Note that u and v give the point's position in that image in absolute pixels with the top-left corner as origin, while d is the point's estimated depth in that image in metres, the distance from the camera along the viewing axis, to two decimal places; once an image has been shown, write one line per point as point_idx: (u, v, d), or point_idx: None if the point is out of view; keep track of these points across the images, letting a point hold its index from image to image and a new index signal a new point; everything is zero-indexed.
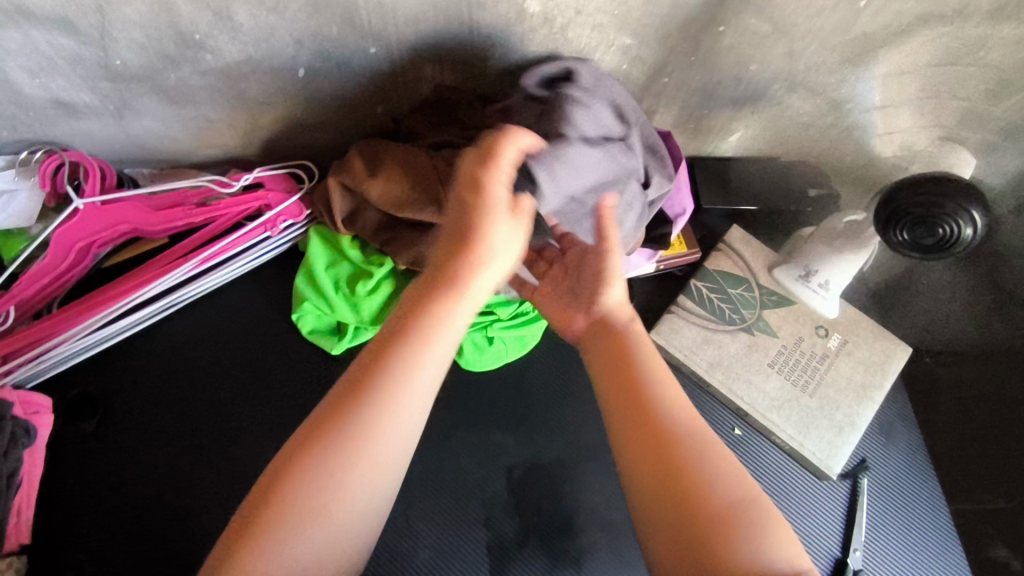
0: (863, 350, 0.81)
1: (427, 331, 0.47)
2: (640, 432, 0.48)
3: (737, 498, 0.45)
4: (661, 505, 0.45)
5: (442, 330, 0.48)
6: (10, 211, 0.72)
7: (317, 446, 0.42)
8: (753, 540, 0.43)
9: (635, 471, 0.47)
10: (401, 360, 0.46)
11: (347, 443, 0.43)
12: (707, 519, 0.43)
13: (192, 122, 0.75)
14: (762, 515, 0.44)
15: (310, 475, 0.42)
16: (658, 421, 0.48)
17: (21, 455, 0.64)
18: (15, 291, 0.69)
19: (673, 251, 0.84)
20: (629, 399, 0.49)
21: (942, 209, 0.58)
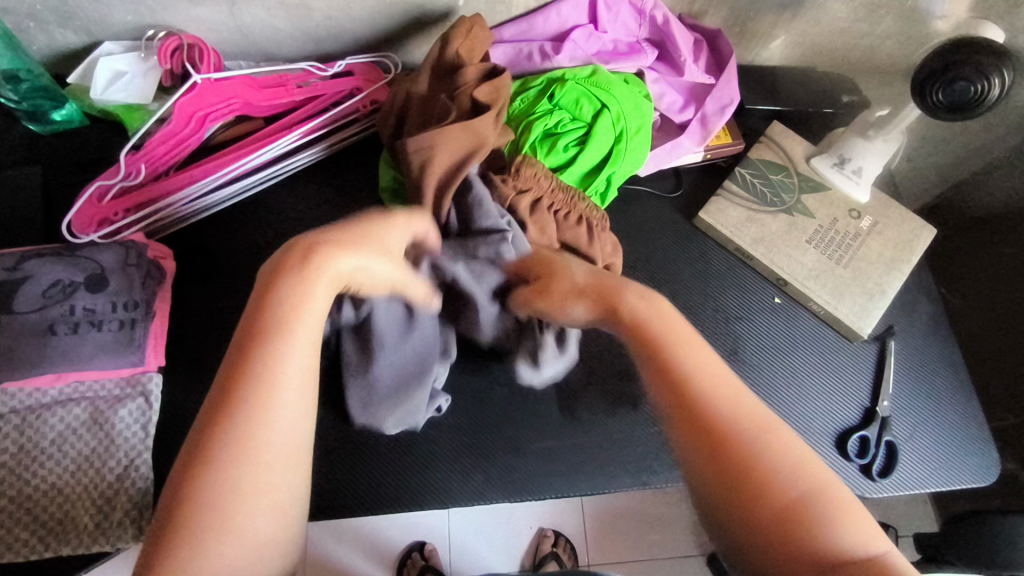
0: (892, 230, 0.89)
1: (293, 288, 0.49)
2: (708, 437, 0.52)
3: (800, 491, 0.50)
4: (728, 495, 0.51)
5: (308, 287, 0.50)
6: (129, 87, 0.82)
7: (233, 384, 0.47)
8: (827, 527, 0.49)
9: (699, 468, 0.52)
10: (278, 326, 0.48)
11: (242, 402, 0.46)
12: (773, 508, 0.49)
13: (291, 11, 0.83)
14: (835, 509, 0.50)
15: (221, 424, 0.46)
16: (715, 425, 0.52)
17: (156, 289, 0.74)
18: (144, 152, 0.78)
19: (719, 142, 0.92)
20: (694, 413, 0.53)
21: (977, 66, 0.66)
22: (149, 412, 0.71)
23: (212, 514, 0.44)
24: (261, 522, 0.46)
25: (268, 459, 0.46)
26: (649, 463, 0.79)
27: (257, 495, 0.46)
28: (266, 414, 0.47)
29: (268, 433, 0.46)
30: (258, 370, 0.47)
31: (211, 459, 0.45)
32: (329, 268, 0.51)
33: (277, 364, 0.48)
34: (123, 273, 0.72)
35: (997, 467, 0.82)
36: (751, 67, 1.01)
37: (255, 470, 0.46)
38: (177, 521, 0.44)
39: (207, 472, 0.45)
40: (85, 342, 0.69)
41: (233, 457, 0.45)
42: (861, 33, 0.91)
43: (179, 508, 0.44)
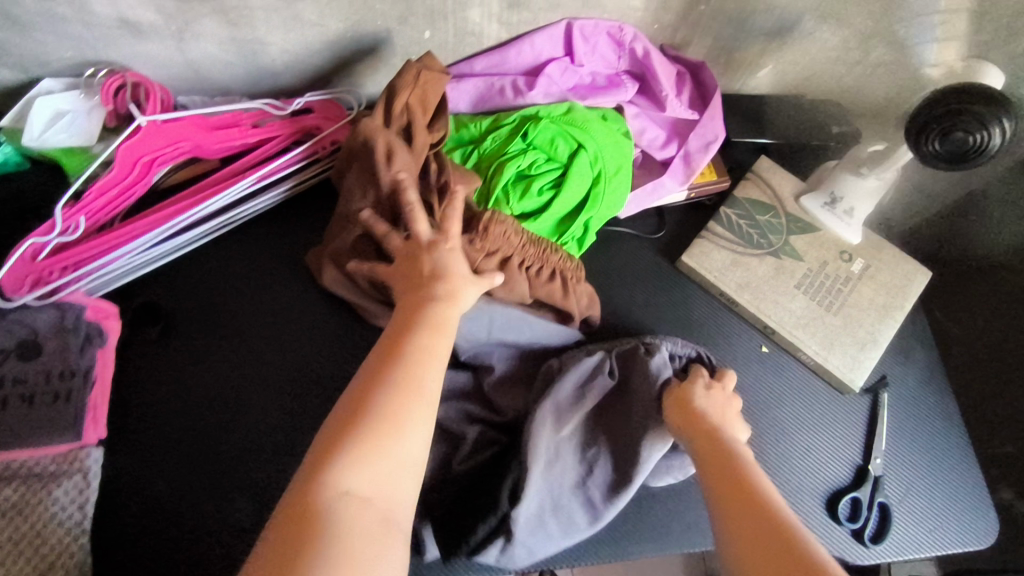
0: (885, 274, 0.84)
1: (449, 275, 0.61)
2: (741, 500, 0.55)
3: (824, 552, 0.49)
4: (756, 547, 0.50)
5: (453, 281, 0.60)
6: (72, 130, 0.75)
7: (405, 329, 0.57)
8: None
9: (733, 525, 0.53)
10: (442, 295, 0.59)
11: (412, 345, 0.56)
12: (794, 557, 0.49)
13: (246, 46, 0.77)
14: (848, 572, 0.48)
15: (398, 358, 0.55)
16: (755, 495, 0.55)
17: (97, 354, 0.68)
18: (85, 202, 0.72)
19: (703, 179, 0.87)
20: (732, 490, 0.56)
21: (974, 116, 0.61)
22: (86, 490, 0.65)
23: (382, 416, 0.51)
24: (414, 442, 0.51)
25: (412, 421, 0.52)
26: (630, 531, 0.74)
27: (414, 413, 0.52)
28: (427, 358, 0.55)
29: (426, 372, 0.55)
30: (421, 322, 0.57)
31: (377, 402, 0.52)
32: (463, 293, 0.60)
33: (437, 320, 0.58)
34: (59, 337, 0.67)
35: (994, 528, 0.79)
36: (737, 96, 0.96)
37: (414, 396, 0.53)
38: (344, 430, 0.50)
39: (382, 387, 0.53)
40: (15, 416, 0.65)
41: (403, 378, 0.53)
42: (852, 64, 0.87)
43: (358, 412, 0.51)
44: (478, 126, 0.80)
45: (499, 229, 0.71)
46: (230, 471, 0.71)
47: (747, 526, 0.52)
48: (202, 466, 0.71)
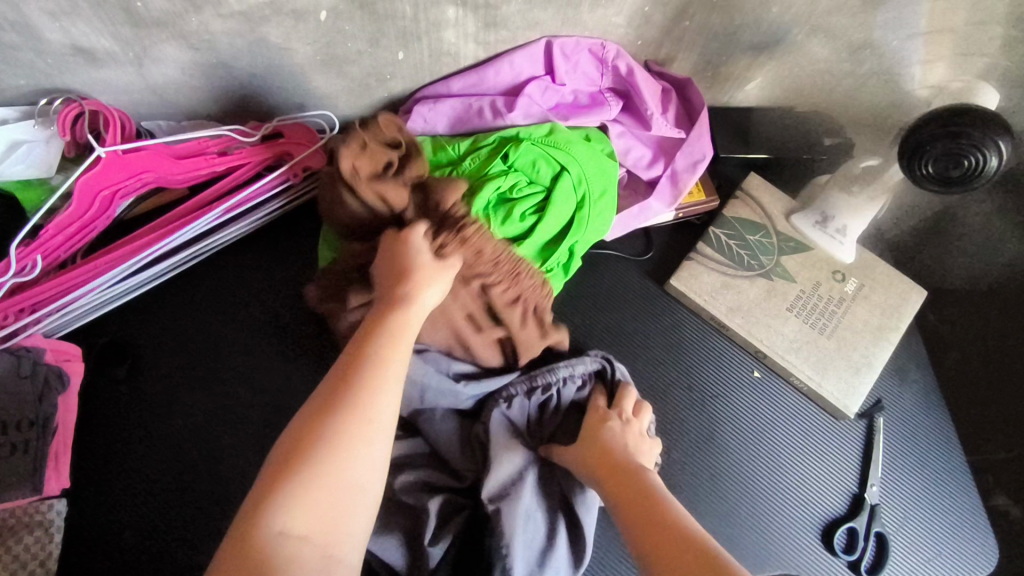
0: (880, 294, 0.82)
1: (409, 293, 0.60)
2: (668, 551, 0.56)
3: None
4: None
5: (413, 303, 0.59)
6: (28, 160, 0.72)
7: (361, 354, 0.56)
8: None
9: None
10: (397, 319, 0.58)
11: (367, 370, 0.55)
12: None
13: (210, 71, 0.73)
14: None
15: (350, 384, 0.54)
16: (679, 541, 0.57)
17: (57, 400, 0.65)
18: (42, 241, 0.68)
19: (691, 199, 0.84)
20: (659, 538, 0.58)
21: (969, 140, 0.59)
22: (49, 544, 0.62)
23: (330, 447, 0.50)
24: (361, 473, 0.51)
25: (360, 448, 0.51)
26: None
27: (363, 445, 0.51)
28: (380, 385, 0.54)
29: (377, 398, 0.53)
30: (377, 347, 0.56)
31: (325, 428, 0.51)
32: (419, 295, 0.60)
33: (392, 346, 0.57)
34: (16, 385, 0.63)
35: (994, 553, 0.77)
36: (726, 109, 0.93)
37: (364, 425, 0.52)
38: (291, 458, 0.50)
39: (331, 415, 0.52)
40: None
41: (353, 405, 0.52)
42: (843, 77, 0.84)
43: (304, 441, 0.51)
44: (455, 149, 0.76)
45: (478, 241, 0.64)
46: (202, 517, 0.68)
47: None
48: (172, 514, 0.68)
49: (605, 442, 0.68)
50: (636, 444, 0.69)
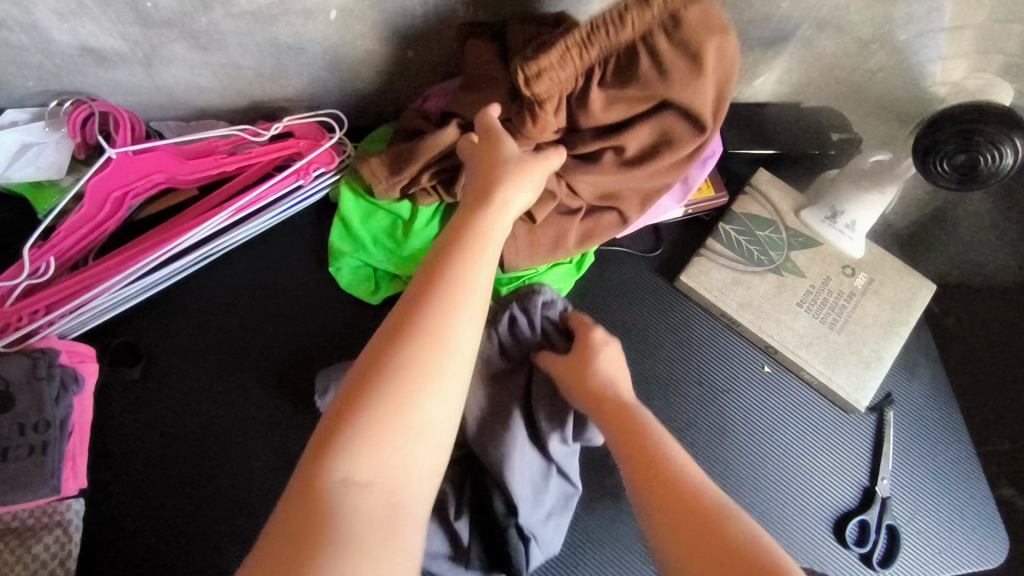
0: (890, 288, 0.82)
1: (483, 222, 0.57)
2: (682, 513, 0.54)
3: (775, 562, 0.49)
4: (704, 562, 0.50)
5: (484, 245, 0.56)
6: (38, 163, 0.71)
7: (436, 277, 0.53)
8: None
9: (675, 538, 0.53)
10: (471, 245, 0.55)
11: (443, 297, 0.52)
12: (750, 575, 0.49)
13: (219, 70, 0.73)
14: None
15: (427, 307, 0.51)
16: (696, 507, 0.54)
17: (73, 398, 0.65)
18: (54, 242, 0.69)
19: (701, 195, 0.84)
20: (668, 496, 0.56)
21: (983, 136, 0.59)
22: (69, 544, 0.63)
23: (401, 376, 0.49)
24: (431, 407, 0.49)
25: (432, 379, 0.49)
26: (633, 564, 0.72)
27: (435, 377, 0.49)
28: (453, 319, 0.51)
29: (451, 328, 0.51)
30: (454, 277, 0.53)
31: (396, 354, 0.49)
32: (497, 213, 0.58)
33: (467, 274, 0.54)
34: (30, 388, 0.63)
35: (1004, 545, 0.77)
36: (734, 105, 0.93)
37: (437, 355, 0.50)
38: (361, 387, 0.48)
39: (404, 340, 0.50)
40: None
41: (426, 333, 0.50)
42: (851, 72, 0.84)
43: (376, 366, 0.49)
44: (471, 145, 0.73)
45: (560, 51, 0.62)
46: (219, 516, 0.68)
47: (697, 549, 0.51)
48: (187, 513, 0.68)
49: (588, 381, 0.67)
50: (608, 374, 0.68)
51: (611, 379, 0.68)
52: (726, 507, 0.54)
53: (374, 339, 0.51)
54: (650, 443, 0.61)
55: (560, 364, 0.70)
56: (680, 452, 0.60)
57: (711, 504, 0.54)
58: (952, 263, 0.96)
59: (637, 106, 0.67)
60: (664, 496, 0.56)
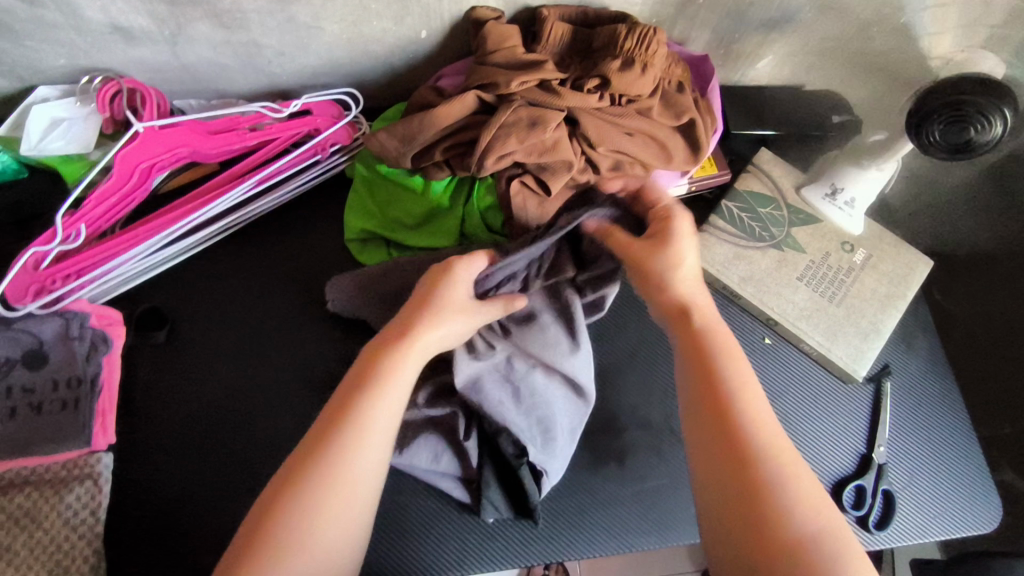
0: (888, 264, 0.85)
1: (394, 355, 0.56)
2: (727, 450, 0.53)
3: (810, 529, 0.49)
4: (734, 506, 0.51)
5: (393, 377, 0.55)
6: (68, 137, 0.74)
7: (337, 419, 0.52)
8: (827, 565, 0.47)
9: (710, 468, 0.53)
10: (378, 381, 0.54)
11: (341, 442, 0.51)
12: (777, 539, 0.48)
13: (241, 49, 0.76)
14: (838, 559, 0.48)
15: (323, 454, 0.50)
16: (744, 446, 0.52)
17: (104, 360, 0.68)
18: (84, 211, 0.71)
19: (704, 173, 0.86)
20: (720, 425, 0.54)
21: (974, 107, 0.62)
22: (98, 496, 0.65)
23: (290, 533, 0.48)
24: (324, 558, 0.48)
25: (324, 530, 0.49)
26: (636, 523, 0.74)
27: (329, 528, 0.49)
28: (351, 466, 0.50)
29: (351, 474, 0.50)
30: (354, 421, 0.52)
31: (286, 507, 0.48)
32: (420, 337, 0.58)
33: (370, 414, 0.52)
34: (64, 346, 0.68)
35: (998, 511, 0.79)
36: (736, 88, 0.95)
37: (332, 505, 0.49)
38: (250, 541, 0.48)
39: (297, 492, 0.49)
40: (24, 425, 0.66)
41: (320, 483, 0.49)
42: (851, 55, 0.87)
43: (264, 520, 0.48)
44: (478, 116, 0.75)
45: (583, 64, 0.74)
46: (239, 473, 0.71)
47: (727, 488, 0.52)
48: (208, 470, 0.71)
49: (655, 278, 0.63)
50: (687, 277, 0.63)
51: (688, 284, 0.63)
52: (774, 451, 0.52)
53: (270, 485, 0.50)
54: (720, 360, 0.57)
55: (630, 248, 0.65)
56: (753, 378, 0.56)
57: (759, 446, 0.52)
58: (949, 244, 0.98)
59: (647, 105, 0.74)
60: (717, 419, 0.54)
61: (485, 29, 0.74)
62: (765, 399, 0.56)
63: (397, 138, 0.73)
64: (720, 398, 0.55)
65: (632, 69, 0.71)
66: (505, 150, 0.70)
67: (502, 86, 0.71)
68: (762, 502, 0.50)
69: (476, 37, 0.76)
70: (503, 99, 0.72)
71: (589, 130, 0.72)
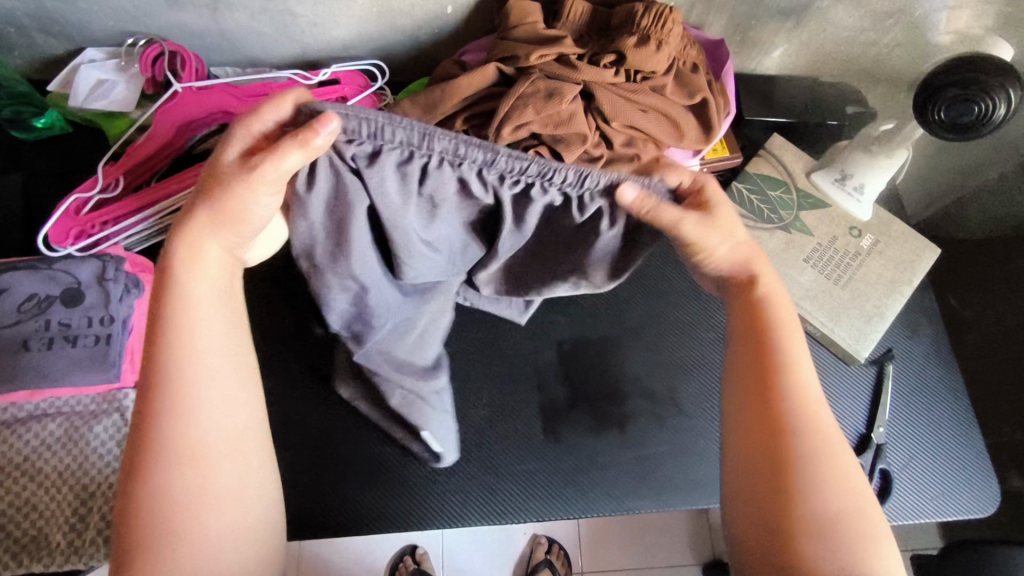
0: (895, 250, 0.86)
1: (185, 284, 0.52)
2: (766, 430, 0.52)
3: (837, 509, 0.49)
4: (765, 484, 0.50)
5: (192, 305, 0.52)
6: (111, 96, 0.79)
7: (156, 373, 0.50)
8: (852, 546, 0.48)
9: (742, 444, 0.53)
10: (177, 324, 0.51)
11: (168, 399, 0.49)
12: (804, 519, 0.48)
13: (276, 18, 0.80)
14: (865, 538, 0.48)
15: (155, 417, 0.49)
16: (781, 425, 0.51)
17: (134, 302, 0.72)
18: (124, 162, 0.76)
19: (717, 155, 0.88)
20: (759, 402, 0.53)
21: (983, 85, 0.65)
22: (124, 429, 0.70)
23: (163, 499, 0.48)
24: (212, 507, 0.48)
25: (202, 477, 0.49)
26: (633, 486, 0.76)
27: (197, 475, 0.49)
28: (190, 411, 0.50)
29: (194, 415, 0.50)
30: (170, 377, 0.50)
31: (146, 477, 0.48)
32: (203, 253, 0.53)
33: (185, 354, 0.51)
34: (99, 287, 0.71)
35: (996, 496, 0.80)
36: (752, 76, 0.97)
37: (193, 455, 0.49)
38: (128, 527, 0.47)
39: (151, 460, 0.48)
40: (55, 357, 0.69)
41: (171, 442, 0.49)
42: (868, 45, 0.88)
43: (132, 509, 0.48)
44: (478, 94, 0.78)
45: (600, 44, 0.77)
46: None
47: (760, 466, 0.51)
48: None
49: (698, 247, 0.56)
50: (726, 262, 0.58)
51: (736, 252, 0.58)
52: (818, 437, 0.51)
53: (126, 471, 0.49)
54: (772, 340, 0.55)
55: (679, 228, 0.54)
56: (805, 353, 0.55)
57: (795, 417, 0.51)
58: (957, 236, 0.99)
59: (662, 80, 0.76)
60: (758, 395, 0.53)
61: (508, 5, 0.77)
62: (813, 371, 0.55)
63: (420, 107, 0.76)
64: (766, 373, 0.54)
65: (647, 46, 0.73)
66: (523, 120, 0.72)
67: (521, 59, 0.74)
68: (790, 481, 0.49)
69: (500, 14, 0.79)
70: (523, 72, 0.75)
71: (604, 104, 0.74)
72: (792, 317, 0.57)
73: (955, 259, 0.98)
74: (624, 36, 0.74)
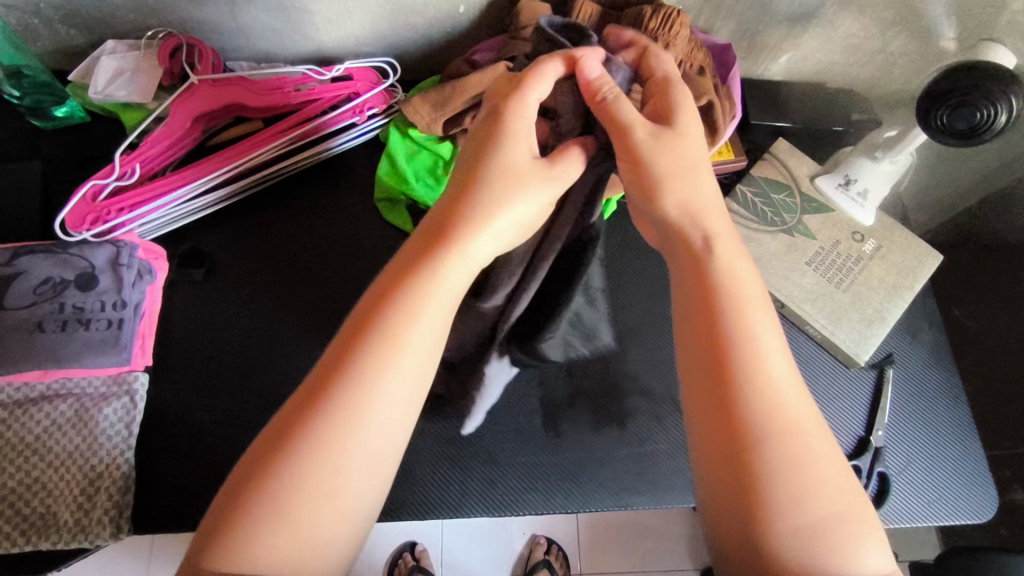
0: (897, 255, 0.86)
1: (417, 285, 0.48)
2: (723, 421, 0.48)
3: (814, 516, 0.45)
4: (725, 482, 0.47)
5: (417, 310, 0.47)
6: (129, 87, 0.81)
7: (344, 364, 0.45)
8: (822, 557, 0.44)
9: (701, 436, 0.49)
10: (393, 321, 0.46)
11: (349, 399, 0.44)
12: (766, 524, 0.45)
13: (292, 14, 0.82)
14: (834, 550, 0.44)
15: (326, 411, 0.44)
16: (742, 418, 0.47)
17: (145, 288, 0.74)
18: (140, 152, 0.78)
19: (721, 158, 0.89)
20: (720, 392, 0.48)
21: (986, 92, 0.65)
22: (133, 411, 0.72)
23: (286, 504, 0.42)
24: (326, 527, 0.43)
25: (346, 497, 0.44)
26: (632, 482, 0.77)
27: (335, 492, 0.43)
28: (368, 420, 0.45)
29: (368, 428, 0.44)
30: (356, 381, 0.45)
31: (282, 467, 0.42)
32: (461, 246, 0.50)
33: (386, 363, 0.45)
34: (113, 272, 0.72)
35: (994, 503, 0.80)
36: (759, 81, 0.98)
37: (344, 470, 0.44)
38: (233, 512, 0.42)
39: (293, 452, 0.43)
40: (66, 338, 0.69)
41: (330, 448, 0.43)
42: (873, 53, 0.89)
43: (247, 499, 0.42)
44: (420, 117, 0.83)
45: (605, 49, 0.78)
46: (264, 405, 0.77)
47: (717, 461, 0.47)
48: (236, 401, 0.77)
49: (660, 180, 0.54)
50: (679, 202, 0.54)
51: (693, 197, 0.54)
52: (785, 436, 0.46)
53: (259, 446, 0.44)
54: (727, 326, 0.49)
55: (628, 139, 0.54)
56: (772, 336, 0.50)
57: (758, 409, 0.47)
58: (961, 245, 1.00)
59: None
60: (715, 395, 0.48)
61: (519, 5, 0.79)
62: (783, 357, 0.50)
63: (430, 104, 0.77)
64: (721, 368, 0.48)
65: (655, 48, 0.74)
66: None
67: None
68: (758, 490, 0.45)
69: (510, 14, 0.80)
70: None
71: None
72: (758, 288, 0.52)
73: (958, 267, 0.99)
74: (633, 37, 0.76)
